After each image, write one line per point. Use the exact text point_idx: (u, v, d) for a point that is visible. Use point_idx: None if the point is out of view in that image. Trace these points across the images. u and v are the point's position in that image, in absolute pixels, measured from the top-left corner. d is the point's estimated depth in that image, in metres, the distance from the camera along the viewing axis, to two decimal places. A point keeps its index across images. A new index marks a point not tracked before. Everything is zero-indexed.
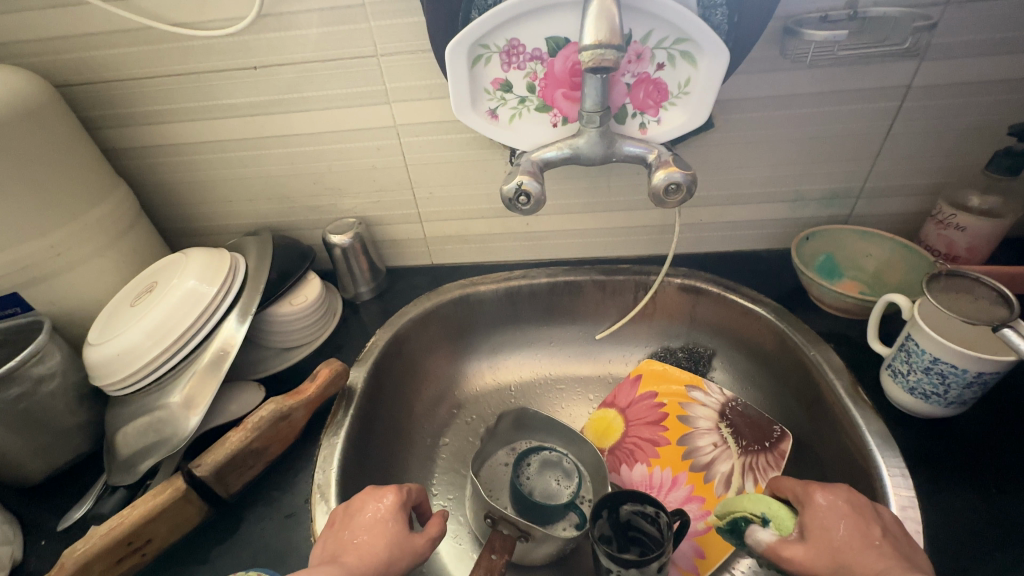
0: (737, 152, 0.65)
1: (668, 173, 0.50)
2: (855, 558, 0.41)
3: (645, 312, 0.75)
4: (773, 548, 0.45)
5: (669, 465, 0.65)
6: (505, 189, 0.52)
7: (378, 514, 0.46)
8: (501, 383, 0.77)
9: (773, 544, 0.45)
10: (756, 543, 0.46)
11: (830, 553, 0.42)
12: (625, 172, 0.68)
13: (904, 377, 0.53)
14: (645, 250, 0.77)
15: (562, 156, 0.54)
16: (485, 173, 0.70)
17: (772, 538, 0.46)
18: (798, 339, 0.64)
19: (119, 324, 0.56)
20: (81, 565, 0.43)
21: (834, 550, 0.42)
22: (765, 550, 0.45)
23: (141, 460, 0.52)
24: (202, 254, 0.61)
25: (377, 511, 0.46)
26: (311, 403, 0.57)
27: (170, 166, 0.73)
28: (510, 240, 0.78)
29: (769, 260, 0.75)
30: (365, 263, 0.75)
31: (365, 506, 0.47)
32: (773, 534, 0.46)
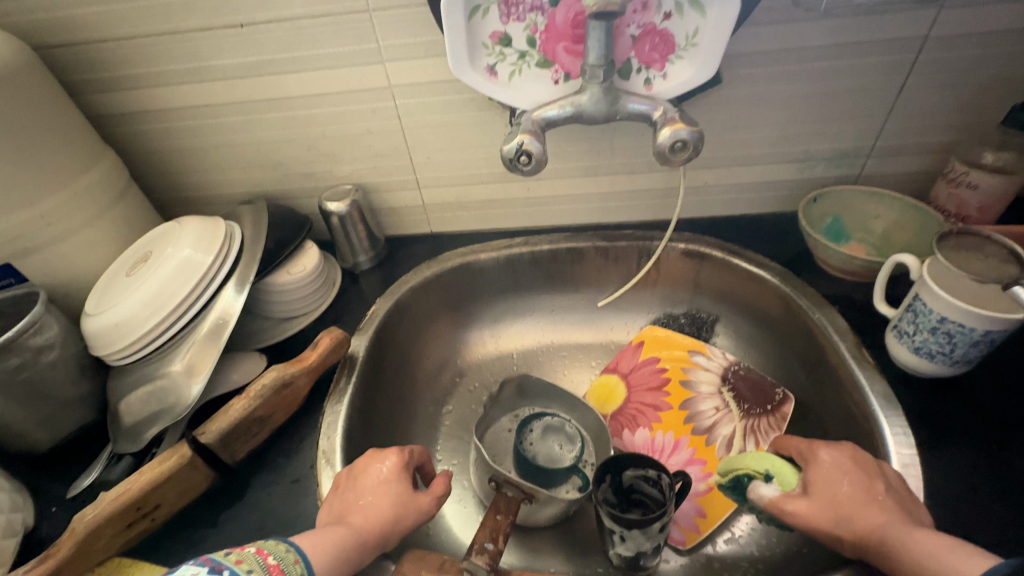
0: (744, 111, 0.63)
1: (675, 130, 0.49)
2: (857, 512, 0.42)
3: (647, 278, 0.75)
4: (776, 503, 0.45)
5: (671, 429, 0.66)
6: (505, 149, 0.51)
7: (381, 474, 0.46)
8: (502, 350, 0.77)
9: (777, 499, 0.45)
10: (758, 498, 0.46)
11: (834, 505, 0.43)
12: (629, 132, 0.66)
13: (910, 337, 0.53)
14: (648, 215, 0.75)
15: (563, 115, 0.52)
16: (485, 137, 0.68)
17: (775, 492, 0.46)
18: (802, 303, 0.63)
19: (115, 293, 0.55)
20: (91, 529, 0.43)
21: (837, 505, 0.43)
22: (768, 504, 0.45)
23: (144, 430, 0.52)
24: (197, 222, 0.60)
25: (380, 472, 0.46)
26: (312, 371, 0.57)
27: (159, 133, 0.70)
28: (511, 207, 0.76)
29: (775, 223, 0.73)
30: (363, 231, 0.74)
31: (368, 468, 0.47)
32: (777, 490, 0.46)
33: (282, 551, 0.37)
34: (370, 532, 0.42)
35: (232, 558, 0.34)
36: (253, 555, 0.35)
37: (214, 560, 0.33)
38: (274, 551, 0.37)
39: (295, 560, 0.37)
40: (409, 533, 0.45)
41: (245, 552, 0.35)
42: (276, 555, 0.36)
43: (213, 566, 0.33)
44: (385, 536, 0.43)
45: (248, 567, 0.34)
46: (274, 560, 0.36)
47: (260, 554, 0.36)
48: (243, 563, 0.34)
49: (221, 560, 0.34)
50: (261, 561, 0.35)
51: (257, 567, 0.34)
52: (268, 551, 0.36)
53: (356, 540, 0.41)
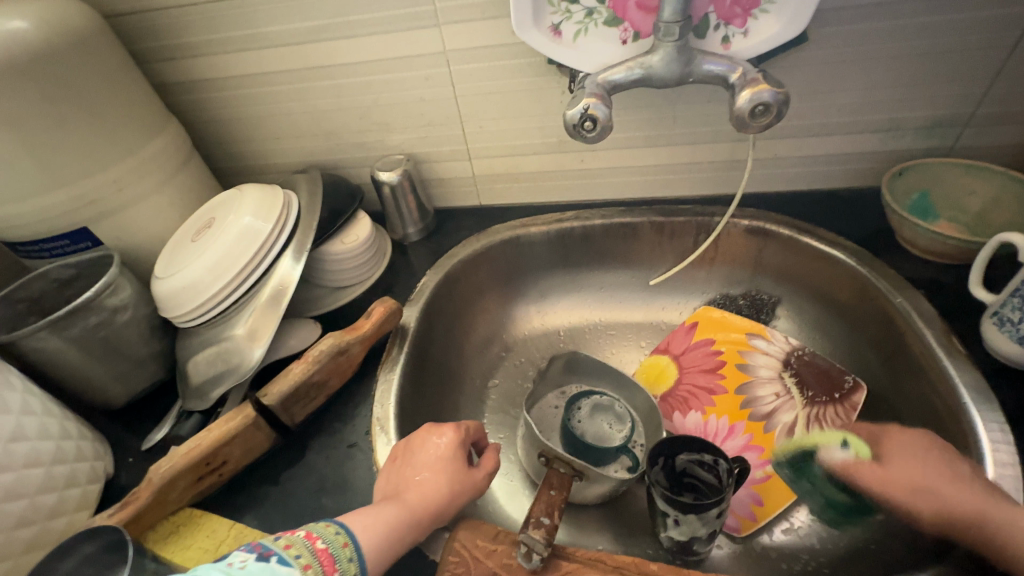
0: (825, 73, 0.58)
1: (756, 92, 0.45)
2: (939, 489, 0.44)
3: (705, 256, 0.71)
4: (846, 467, 0.49)
5: (726, 413, 0.63)
6: (568, 114, 0.48)
7: (439, 451, 0.46)
8: (550, 327, 0.76)
9: (847, 463, 0.49)
10: (829, 460, 0.51)
11: (919, 483, 0.45)
12: (694, 99, 0.62)
13: (1013, 326, 0.48)
14: (709, 189, 0.71)
15: (631, 78, 0.49)
16: (540, 104, 0.65)
17: (847, 457, 0.50)
18: (880, 286, 0.58)
19: (182, 258, 0.57)
20: (165, 481, 0.45)
21: (915, 481, 0.45)
22: (838, 467, 0.50)
23: (209, 390, 0.53)
24: (255, 190, 0.61)
25: (438, 448, 0.47)
26: (367, 339, 0.57)
27: (219, 102, 0.71)
28: (563, 179, 0.74)
29: (851, 199, 0.68)
30: (413, 202, 0.74)
31: (426, 443, 0.47)
32: (850, 455, 0.50)
33: (332, 533, 0.39)
34: (425, 509, 0.43)
35: (280, 544, 0.36)
36: (301, 540, 0.37)
37: (264, 546, 0.36)
38: (324, 533, 0.39)
39: (344, 544, 0.38)
40: (463, 508, 0.46)
41: (293, 537, 0.37)
42: (325, 538, 0.38)
43: (262, 553, 0.36)
44: (441, 514, 0.44)
45: (296, 552, 0.36)
46: (323, 544, 0.38)
47: (308, 538, 0.38)
48: (290, 549, 0.36)
49: (270, 546, 0.36)
50: (309, 546, 0.37)
51: (304, 554, 0.36)
52: (318, 535, 0.38)
53: (411, 518, 0.42)
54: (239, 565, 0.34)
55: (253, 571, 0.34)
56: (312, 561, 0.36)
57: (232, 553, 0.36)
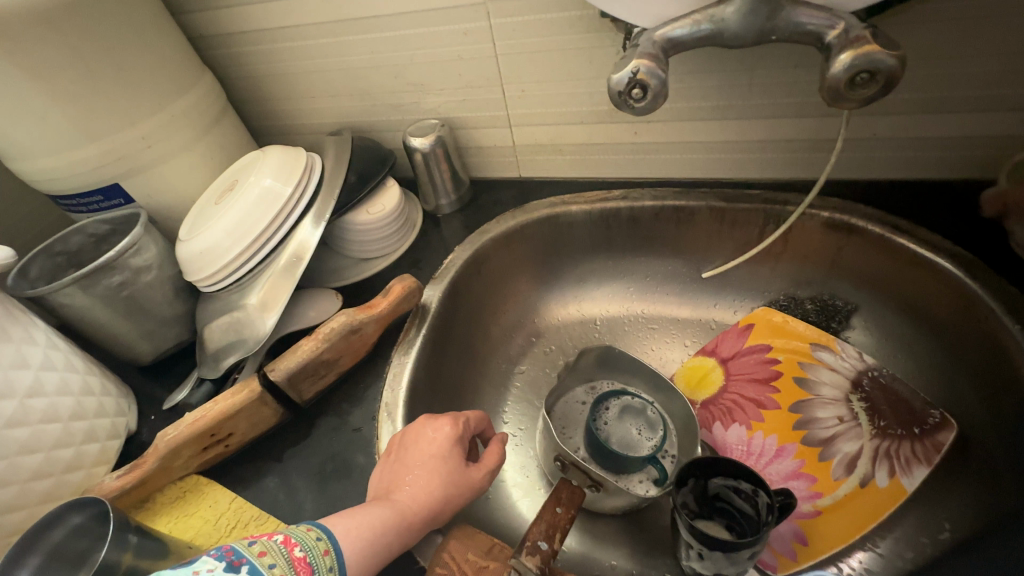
0: (959, 31, 0.45)
1: (861, 55, 0.35)
2: None
3: (770, 250, 0.61)
4: (847, 460, 0.51)
5: (775, 433, 0.55)
6: (614, 79, 0.41)
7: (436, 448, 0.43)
8: (585, 315, 0.70)
9: (849, 457, 0.51)
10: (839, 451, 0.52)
11: None
12: (776, 62, 0.52)
13: None
14: (785, 172, 0.60)
15: (696, 34, 0.40)
16: (590, 66, 0.57)
17: (852, 450, 0.52)
18: (993, 306, 0.47)
19: (204, 220, 0.56)
20: (171, 449, 0.45)
21: None
22: (841, 459, 0.52)
23: (223, 357, 0.53)
24: (279, 151, 0.58)
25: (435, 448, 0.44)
26: (382, 319, 0.55)
27: (254, 56, 0.69)
28: (612, 153, 0.66)
29: (970, 193, 0.55)
30: (447, 172, 0.68)
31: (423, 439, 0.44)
32: (856, 450, 0.52)
33: (312, 539, 0.36)
34: (416, 510, 0.40)
35: (254, 551, 0.33)
36: (279, 547, 0.34)
37: (235, 552, 0.33)
38: (303, 539, 0.36)
39: (324, 551, 0.36)
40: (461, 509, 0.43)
41: (270, 544, 0.34)
42: (305, 544, 0.35)
43: (230, 561, 0.32)
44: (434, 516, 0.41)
45: (271, 560, 0.33)
46: (301, 552, 0.35)
47: (286, 545, 0.34)
48: (264, 557, 0.33)
49: (242, 553, 0.33)
50: (286, 554, 0.34)
51: (279, 562, 0.33)
52: (296, 541, 0.35)
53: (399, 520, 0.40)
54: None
55: None
56: (288, 569, 0.33)
57: (202, 557, 0.33)
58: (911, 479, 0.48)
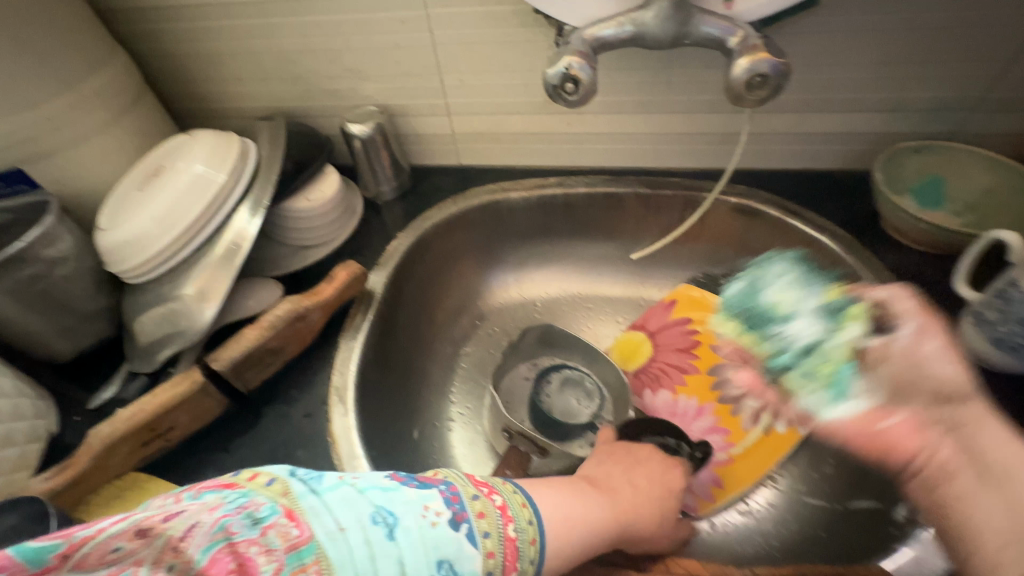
0: (835, 43, 0.53)
1: (754, 62, 0.41)
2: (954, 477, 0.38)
3: (689, 233, 0.68)
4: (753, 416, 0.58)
5: (696, 395, 0.62)
6: (549, 74, 0.44)
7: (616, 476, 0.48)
8: (526, 297, 0.74)
9: (754, 413, 0.58)
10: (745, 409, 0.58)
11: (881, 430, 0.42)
12: (691, 62, 0.57)
13: (992, 327, 0.46)
14: (700, 162, 0.67)
15: (621, 35, 0.45)
16: (525, 59, 0.60)
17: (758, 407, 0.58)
18: (864, 277, 0.56)
19: (127, 209, 0.53)
20: (105, 446, 0.44)
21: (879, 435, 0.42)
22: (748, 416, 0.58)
23: (158, 351, 0.51)
24: (209, 136, 0.56)
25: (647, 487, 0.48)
26: (328, 306, 0.55)
27: (173, 33, 0.65)
28: (548, 142, 0.69)
29: (848, 182, 0.64)
30: (387, 159, 0.69)
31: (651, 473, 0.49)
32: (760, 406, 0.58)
33: (524, 521, 0.38)
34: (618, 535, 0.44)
35: (472, 510, 0.36)
36: (496, 516, 0.37)
37: (455, 504, 0.36)
38: (518, 516, 0.38)
39: (531, 540, 0.38)
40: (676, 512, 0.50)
41: (489, 508, 0.37)
42: (518, 524, 0.38)
43: (456, 513, 0.35)
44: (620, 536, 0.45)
45: (486, 526, 0.36)
46: (513, 531, 0.37)
47: (501, 514, 0.37)
48: (483, 522, 0.36)
49: (461, 509, 0.36)
50: (499, 527, 0.36)
51: (490, 536, 0.35)
52: (509, 518, 0.37)
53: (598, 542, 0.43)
54: (434, 519, 0.34)
55: (440, 535, 0.33)
56: (497, 545, 0.35)
57: (434, 488, 0.36)
58: None
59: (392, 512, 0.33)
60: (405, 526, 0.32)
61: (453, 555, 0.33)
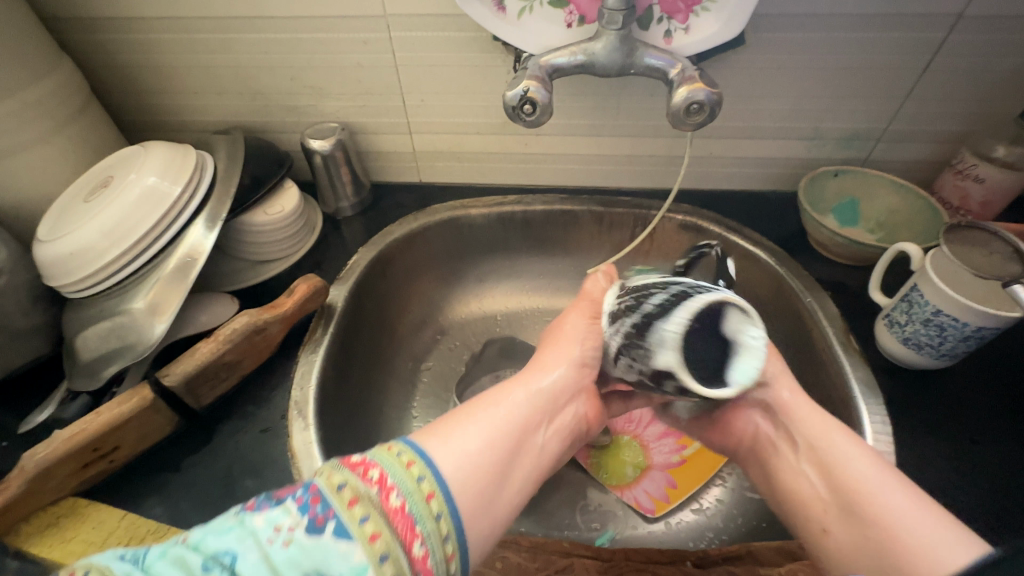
0: (760, 78, 0.60)
1: (691, 90, 0.46)
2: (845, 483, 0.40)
3: (640, 248, 0.72)
4: None
5: None
6: (508, 95, 0.47)
7: (523, 396, 0.43)
8: (487, 311, 0.75)
9: None
10: None
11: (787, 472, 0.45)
12: (638, 90, 0.62)
13: (901, 328, 0.52)
14: (648, 182, 0.72)
15: (574, 63, 0.48)
16: (484, 81, 0.63)
17: None
18: (794, 285, 0.61)
19: (71, 220, 0.51)
20: (42, 468, 0.41)
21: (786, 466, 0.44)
22: None
23: (103, 368, 0.49)
24: (164, 148, 0.55)
25: (565, 406, 0.45)
26: (287, 318, 0.54)
27: (124, 45, 0.63)
28: (505, 161, 0.72)
29: (777, 202, 0.71)
30: (347, 175, 0.70)
31: (567, 396, 0.45)
32: None
33: (413, 482, 0.32)
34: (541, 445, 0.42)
35: (344, 499, 0.29)
36: (370, 495, 0.30)
37: (323, 504, 0.29)
38: (403, 482, 0.32)
39: (428, 496, 0.32)
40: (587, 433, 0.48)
41: (361, 491, 0.30)
42: (403, 489, 0.31)
43: (316, 517, 0.28)
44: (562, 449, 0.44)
45: (362, 511, 0.29)
46: (399, 499, 0.30)
47: (380, 491, 0.30)
48: (355, 509, 0.29)
49: (331, 503, 0.29)
50: (379, 500, 0.30)
51: (371, 517, 0.29)
52: (393, 482, 0.31)
53: (533, 465, 0.41)
54: (284, 538, 0.27)
55: (302, 550, 0.27)
56: (383, 521, 0.29)
57: (287, 501, 0.29)
58: None
59: (227, 553, 0.26)
60: (248, 563, 0.26)
61: (326, 561, 0.26)
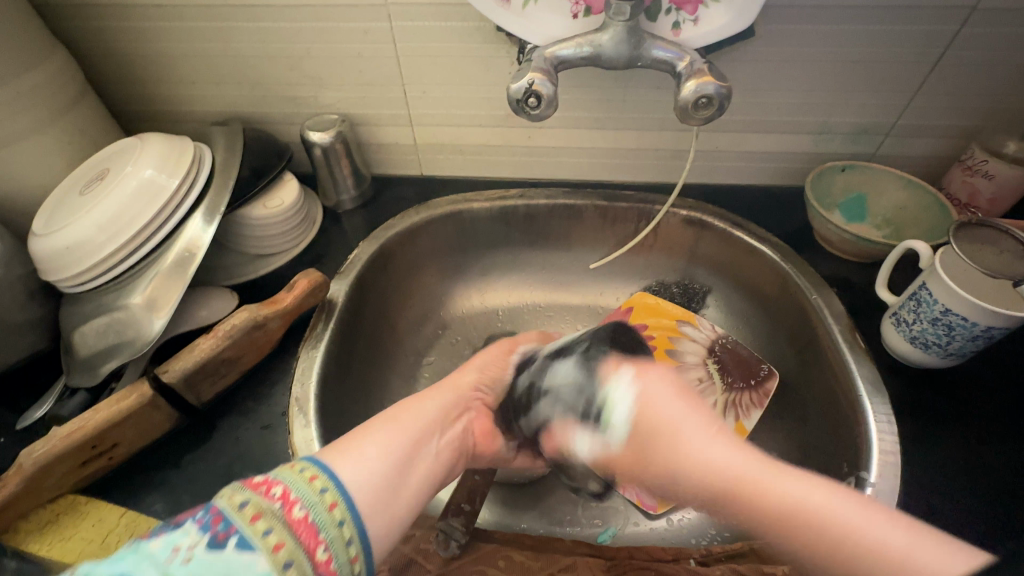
0: (769, 70, 0.58)
1: (701, 83, 0.45)
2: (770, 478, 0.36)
3: (643, 244, 0.71)
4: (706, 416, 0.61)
5: None
6: (512, 88, 0.46)
7: (419, 413, 0.46)
8: (488, 306, 0.75)
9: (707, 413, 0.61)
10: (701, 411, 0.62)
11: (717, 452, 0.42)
12: (644, 83, 0.61)
13: (908, 326, 0.51)
14: (652, 177, 0.71)
15: (580, 55, 0.47)
16: (487, 73, 0.62)
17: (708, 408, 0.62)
18: (800, 282, 0.61)
19: (66, 213, 0.50)
20: (40, 466, 0.41)
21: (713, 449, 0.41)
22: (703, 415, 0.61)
23: (101, 364, 0.48)
24: (161, 139, 0.54)
25: (458, 422, 0.48)
26: (287, 314, 0.53)
27: (119, 34, 0.62)
28: (508, 154, 0.71)
29: (784, 197, 0.70)
30: (348, 168, 0.69)
31: (454, 409, 0.49)
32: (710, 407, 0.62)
33: (316, 493, 0.33)
34: (433, 460, 0.43)
35: (247, 516, 0.29)
36: (274, 509, 0.30)
37: (223, 522, 0.29)
38: (306, 494, 0.32)
39: (331, 505, 0.33)
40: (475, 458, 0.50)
41: (265, 506, 0.30)
42: (306, 500, 0.32)
43: (217, 534, 0.28)
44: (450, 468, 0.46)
45: (266, 525, 0.29)
46: (302, 511, 0.31)
47: (283, 504, 0.31)
48: (259, 523, 0.29)
49: (232, 519, 0.29)
50: (283, 515, 0.30)
51: (274, 529, 0.29)
52: (295, 496, 0.32)
53: (427, 481, 0.42)
54: (183, 556, 0.27)
55: (204, 564, 0.27)
56: (287, 533, 0.30)
57: (186, 524, 0.29)
58: (750, 421, 0.60)
59: None
60: None
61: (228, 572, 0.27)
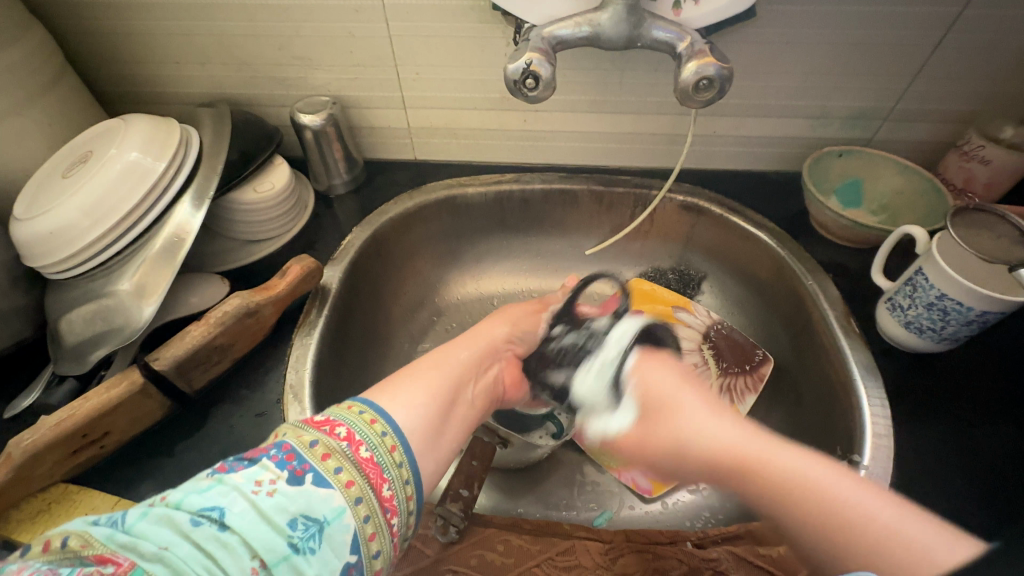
0: (768, 53, 0.58)
1: (701, 65, 0.44)
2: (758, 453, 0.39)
3: (640, 230, 0.71)
4: None
5: None
6: (510, 69, 0.45)
7: (448, 360, 0.49)
8: (483, 292, 0.74)
9: None
10: None
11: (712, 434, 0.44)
12: (641, 65, 0.60)
13: (903, 311, 0.52)
14: (649, 162, 0.71)
15: (578, 36, 0.46)
16: (482, 54, 0.61)
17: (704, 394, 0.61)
18: (795, 268, 0.61)
19: (49, 197, 0.48)
20: (30, 455, 0.40)
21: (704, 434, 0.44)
22: None
23: (89, 351, 0.47)
24: (146, 121, 0.52)
25: (486, 369, 0.52)
26: (279, 301, 0.52)
27: (98, 10, 0.60)
28: (503, 138, 0.70)
29: (780, 183, 0.70)
30: (340, 152, 0.67)
31: (483, 358, 0.52)
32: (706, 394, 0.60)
33: (377, 436, 0.36)
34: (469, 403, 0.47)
35: (318, 454, 0.33)
36: (342, 449, 0.34)
37: (297, 459, 0.33)
38: (368, 436, 0.36)
39: (392, 447, 0.36)
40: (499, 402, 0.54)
41: (333, 445, 0.34)
42: (370, 441, 0.36)
43: (294, 470, 0.32)
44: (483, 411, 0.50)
45: (336, 463, 0.33)
46: (368, 452, 0.35)
47: (350, 444, 0.35)
48: (330, 461, 0.33)
49: (305, 457, 0.33)
50: (352, 454, 0.34)
51: (345, 467, 0.33)
52: (361, 441, 0.35)
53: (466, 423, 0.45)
54: (267, 489, 0.31)
55: (287, 498, 0.31)
56: (355, 471, 0.33)
57: (263, 460, 0.33)
58: (744, 404, 0.61)
59: (214, 507, 0.30)
60: (236, 510, 0.30)
61: (309, 503, 0.31)
